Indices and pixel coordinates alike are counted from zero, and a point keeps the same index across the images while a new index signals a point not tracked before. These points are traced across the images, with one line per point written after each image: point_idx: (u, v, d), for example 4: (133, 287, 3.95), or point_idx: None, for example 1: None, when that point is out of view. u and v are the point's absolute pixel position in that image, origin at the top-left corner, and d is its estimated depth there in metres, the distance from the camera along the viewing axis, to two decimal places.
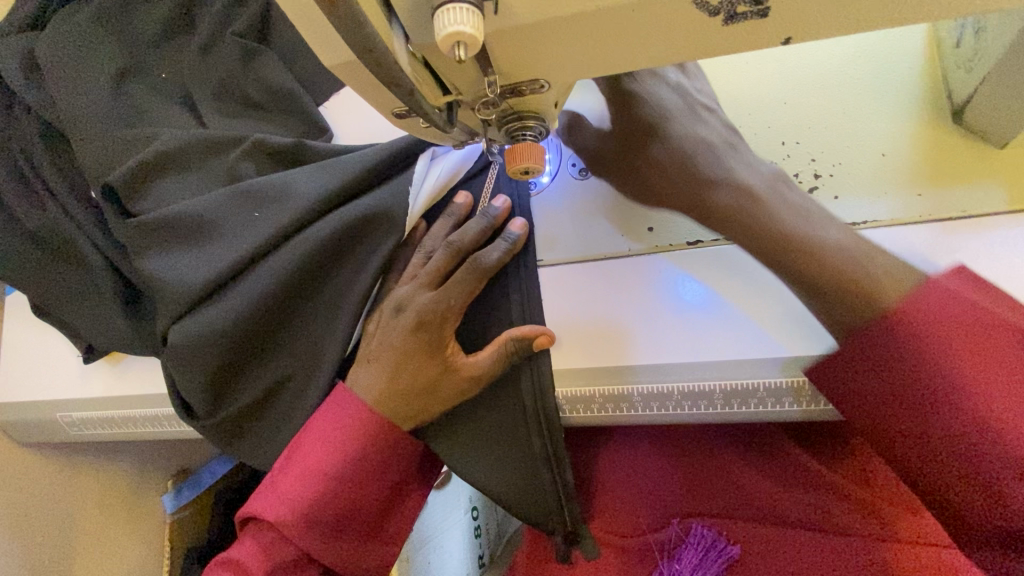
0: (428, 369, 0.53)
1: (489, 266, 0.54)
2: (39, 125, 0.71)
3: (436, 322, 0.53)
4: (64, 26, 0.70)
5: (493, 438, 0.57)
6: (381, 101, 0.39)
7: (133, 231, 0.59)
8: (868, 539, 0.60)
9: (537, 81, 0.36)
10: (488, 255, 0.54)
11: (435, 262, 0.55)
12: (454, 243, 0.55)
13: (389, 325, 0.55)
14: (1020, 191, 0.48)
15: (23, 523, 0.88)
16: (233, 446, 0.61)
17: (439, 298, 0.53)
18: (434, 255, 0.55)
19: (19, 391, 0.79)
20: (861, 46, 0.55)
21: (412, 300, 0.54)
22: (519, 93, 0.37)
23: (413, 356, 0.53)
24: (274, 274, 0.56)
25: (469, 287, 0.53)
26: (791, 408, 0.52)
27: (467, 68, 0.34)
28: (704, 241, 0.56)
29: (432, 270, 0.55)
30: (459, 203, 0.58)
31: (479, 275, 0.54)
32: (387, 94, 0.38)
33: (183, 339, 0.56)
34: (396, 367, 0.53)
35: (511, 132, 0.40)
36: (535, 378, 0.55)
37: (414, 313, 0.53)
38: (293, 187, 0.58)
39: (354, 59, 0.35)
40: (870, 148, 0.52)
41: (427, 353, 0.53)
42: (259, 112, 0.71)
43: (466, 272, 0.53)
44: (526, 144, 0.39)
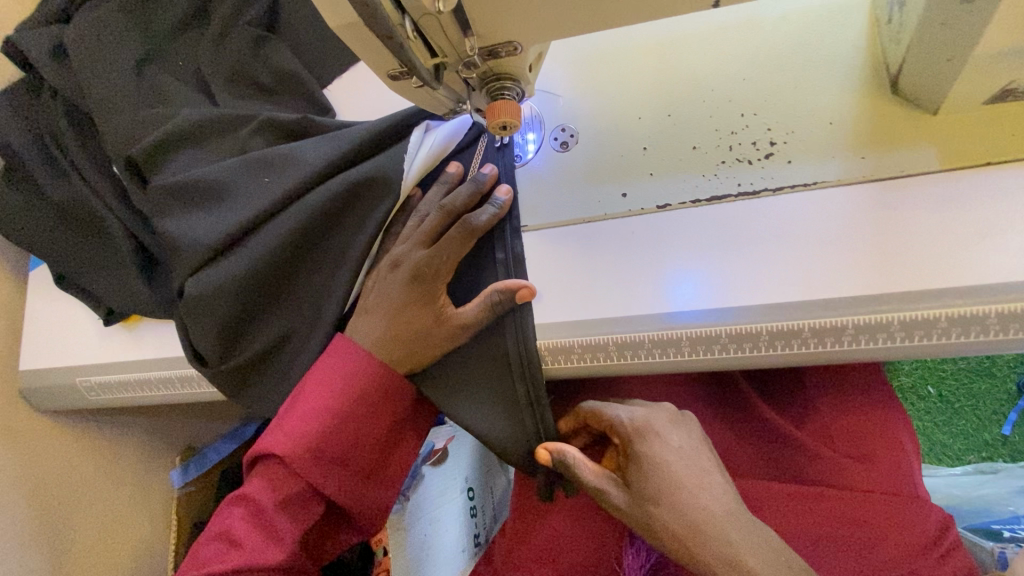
0: (421, 317, 0.59)
1: (478, 227, 0.59)
2: (65, 106, 0.78)
3: (430, 277, 0.59)
4: (91, 17, 0.77)
5: (479, 386, 0.62)
6: (379, 64, 0.46)
7: (156, 195, 0.66)
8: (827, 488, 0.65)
9: (511, 43, 0.43)
10: (478, 217, 0.60)
11: (429, 223, 0.60)
12: (447, 206, 0.61)
13: (387, 279, 0.61)
14: (949, 151, 0.54)
15: (37, 488, 0.91)
16: (240, 393, 0.66)
17: (433, 256, 0.59)
18: (429, 217, 0.61)
19: (39, 357, 0.84)
20: (809, 29, 0.61)
21: (408, 257, 0.60)
22: (496, 54, 0.44)
23: (407, 306, 0.59)
24: (281, 232, 0.62)
25: (459, 245, 0.59)
26: (752, 353, 0.57)
27: (449, 29, 0.41)
28: (672, 205, 0.61)
29: (426, 230, 0.60)
30: (451, 171, 0.64)
31: (469, 235, 0.59)
32: (383, 56, 0.44)
33: (199, 289, 0.62)
34: (393, 315, 0.59)
35: (491, 91, 0.46)
36: (518, 327, 0.61)
37: (409, 269, 0.59)
38: (300, 155, 0.65)
39: (356, 21, 0.41)
40: (818, 117, 0.58)
41: (421, 304, 0.59)
42: (269, 95, 0.77)
43: (458, 232, 0.59)
44: (505, 101, 0.45)
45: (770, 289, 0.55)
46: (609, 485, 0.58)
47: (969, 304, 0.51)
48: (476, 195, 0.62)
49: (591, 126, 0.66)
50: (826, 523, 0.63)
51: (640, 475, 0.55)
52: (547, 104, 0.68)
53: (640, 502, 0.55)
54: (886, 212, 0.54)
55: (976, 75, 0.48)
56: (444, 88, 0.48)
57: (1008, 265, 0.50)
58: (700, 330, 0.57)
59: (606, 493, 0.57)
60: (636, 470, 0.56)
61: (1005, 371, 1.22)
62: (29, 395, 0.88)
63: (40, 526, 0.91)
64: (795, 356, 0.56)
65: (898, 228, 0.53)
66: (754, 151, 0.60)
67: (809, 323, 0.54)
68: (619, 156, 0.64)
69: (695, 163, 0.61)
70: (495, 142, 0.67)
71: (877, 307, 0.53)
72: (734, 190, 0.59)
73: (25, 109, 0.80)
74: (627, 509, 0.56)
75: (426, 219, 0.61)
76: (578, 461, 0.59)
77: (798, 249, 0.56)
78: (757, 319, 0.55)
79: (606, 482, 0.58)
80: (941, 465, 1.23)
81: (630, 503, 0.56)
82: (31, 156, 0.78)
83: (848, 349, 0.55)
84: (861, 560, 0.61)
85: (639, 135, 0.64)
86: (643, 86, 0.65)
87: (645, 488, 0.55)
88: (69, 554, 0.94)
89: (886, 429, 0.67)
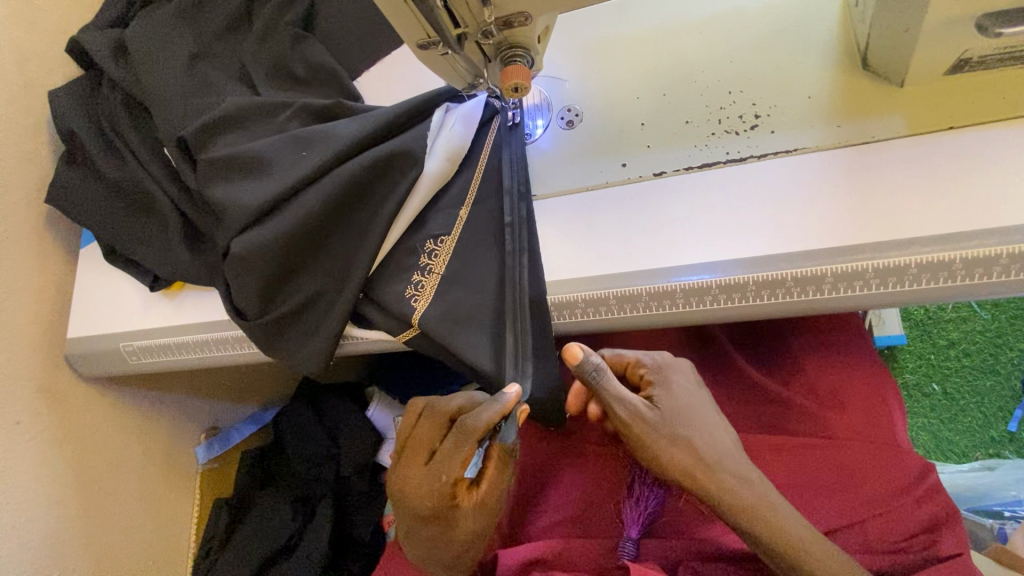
0: (440, 525, 0.60)
1: (474, 432, 0.57)
2: (123, 96, 0.86)
3: (431, 499, 0.58)
4: (150, 16, 0.86)
5: (481, 338, 0.66)
6: (413, 32, 0.56)
7: (204, 167, 0.74)
8: (806, 443, 0.71)
9: (523, 15, 0.54)
10: (472, 419, 0.57)
11: (423, 432, 0.61)
12: (437, 408, 0.62)
13: (399, 510, 0.62)
14: (916, 119, 0.61)
15: (78, 451, 0.95)
16: (274, 346, 0.73)
17: (429, 480, 0.59)
18: (420, 423, 0.62)
19: (88, 325, 0.92)
20: (789, 19, 0.69)
21: (405, 485, 0.60)
22: (511, 25, 0.55)
23: (422, 525, 0.61)
24: (316, 199, 0.68)
25: (456, 456, 0.58)
26: (740, 302, 0.62)
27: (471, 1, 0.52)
28: (667, 173, 0.67)
29: (420, 445, 0.61)
30: (510, 393, 0.58)
31: (465, 439, 0.57)
32: (418, 24, 0.55)
33: (241, 248, 0.69)
34: (415, 530, 0.62)
35: (505, 57, 0.56)
36: (517, 280, 0.67)
37: (410, 499, 0.60)
38: (334, 131, 0.71)
39: None
40: (799, 93, 0.65)
41: (439, 524, 0.60)
42: (304, 85, 0.85)
43: (453, 444, 0.58)
44: (517, 65, 0.56)
45: (754, 244, 0.61)
46: (638, 404, 0.59)
47: (936, 251, 0.56)
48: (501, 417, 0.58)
49: (592, 107, 0.73)
50: (807, 470, 0.70)
51: (668, 398, 0.61)
52: (555, 88, 0.75)
53: (666, 418, 0.59)
54: (858, 174, 0.60)
55: (931, 43, 0.55)
56: (464, 57, 0.59)
57: (969, 216, 0.56)
58: (691, 284, 0.62)
59: (636, 409, 0.59)
60: (666, 392, 0.61)
61: (1009, 369, 1.25)
62: (70, 358, 0.94)
63: (79, 488, 0.94)
64: (779, 305, 0.61)
65: (870, 187, 0.60)
66: (741, 124, 0.66)
67: (791, 272, 0.59)
68: (620, 132, 0.71)
69: (687, 136, 0.68)
70: (506, 122, 0.75)
71: (854, 256, 0.58)
72: (723, 157, 0.65)
73: (87, 100, 0.90)
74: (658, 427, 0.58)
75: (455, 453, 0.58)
76: (608, 374, 0.58)
77: (779, 208, 0.62)
78: (747, 270, 0.61)
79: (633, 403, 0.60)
80: (947, 462, 1.24)
81: (657, 419, 0.59)
82: (91, 140, 0.87)
83: (828, 297, 0.60)
84: (837, 503, 0.68)
85: (638, 114, 0.71)
86: (641, 71, 0.72)
87: (673, 407, 0.60)
88: (102, 518, 0.97)
89: (859, 381, 0.75)
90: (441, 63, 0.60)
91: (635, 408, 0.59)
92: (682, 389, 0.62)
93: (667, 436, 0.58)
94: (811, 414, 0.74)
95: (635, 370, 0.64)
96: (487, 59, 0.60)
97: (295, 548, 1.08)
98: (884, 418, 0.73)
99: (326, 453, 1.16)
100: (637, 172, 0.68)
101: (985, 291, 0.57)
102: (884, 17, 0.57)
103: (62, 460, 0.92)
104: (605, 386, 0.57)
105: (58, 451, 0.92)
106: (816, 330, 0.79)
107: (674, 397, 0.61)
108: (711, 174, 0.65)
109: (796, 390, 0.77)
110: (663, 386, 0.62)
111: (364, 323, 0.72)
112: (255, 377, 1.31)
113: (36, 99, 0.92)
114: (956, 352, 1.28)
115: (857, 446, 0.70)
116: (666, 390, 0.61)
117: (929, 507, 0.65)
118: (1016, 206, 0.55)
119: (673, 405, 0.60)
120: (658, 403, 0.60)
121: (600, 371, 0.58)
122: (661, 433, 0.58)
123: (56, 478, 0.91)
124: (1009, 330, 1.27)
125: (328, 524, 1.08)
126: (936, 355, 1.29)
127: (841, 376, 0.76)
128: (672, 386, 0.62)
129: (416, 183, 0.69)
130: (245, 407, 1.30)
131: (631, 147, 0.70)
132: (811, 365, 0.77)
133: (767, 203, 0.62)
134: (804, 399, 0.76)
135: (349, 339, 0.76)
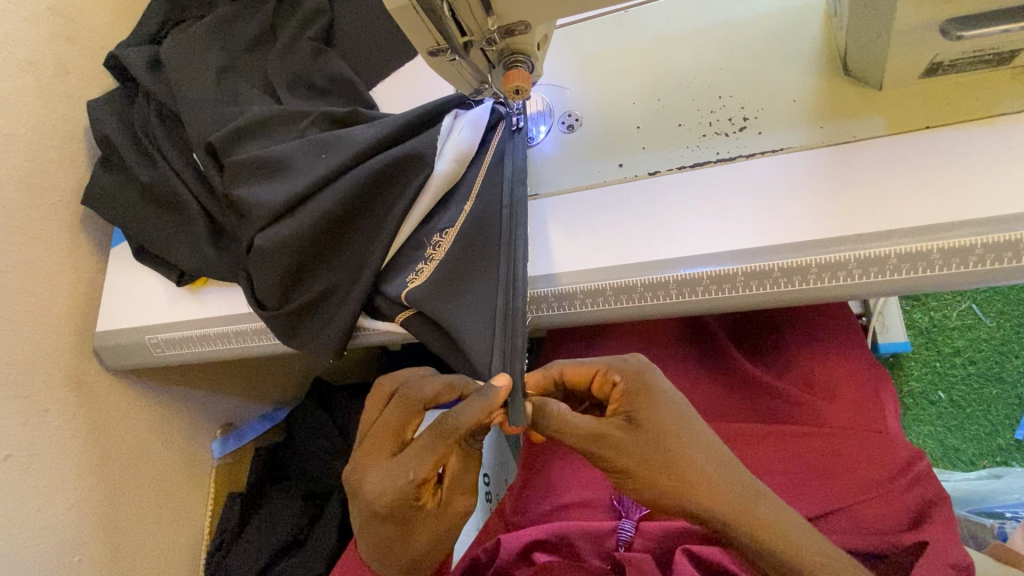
0: (398, 525, 0.58)
1: (456, 431, 0.56)
2: (157, 106, 0.93)
3: (391, 495, 0.56)
4: (183, 33, 0.92)
5: (473, 306, 0.68)
6: (423, 42, 0.62)
7: (232, 169, 0.79)
8: (800, 436, 0.74)
9: (523, 24, 0.60)
10: (455, 418, 0.56)
11: (390, 418, 0.60)
12: (409, 394, 0.60)
13: (356, 504, 0.59)
14: (895, 120, 0.65)
15: (104, 438, 0.99)
16: (292, 336, 0.78)
17: (392, 473, 0.57)
18: (389, 409, 0.60)
19: (117, 319, 0.97)
20: (775, 31, 0.74)
21: (368, 475, 0.58)
22: (512, 33, 0.61)
23: (378, 523, 0.58)
24: (334, 197, 0.73)
25: (425, 451, 0.57)
26: (730, 292, 0.65)
27: (475, 10, 0.58)
28: (661, 172, 0.71)
29: (387, 431, 0.60)
30: (498, 385, 0.56)
31: (442, 437, 0.56)
32: (427, 34, 0.61)
33: (264, 242, 0.74)
34: (368, 527, 0.60)
35: (508, 63, 0.63)
36: (512, 258, 0.69)
37: (368, 494, 0.57)
38: (352, 136, 0.76)
39: (409, 6, 0.58)
40: (785, 98, 0.70)
41: (397, 523, 0.58)
42: (323, 96, 0.91)
43: (426, 439, 0.57)
44: (519, 71, 0.62)
45: (742, 238, 0.65)
46: (612, 428, 0.56)
47: (914, 242, 0.59)
48: (486, 411, 0.55)
49: (591, 112, 0.78)
50: (800, 460, 0.72)
51: (647, 407, 0.56)
52: (556, 96, 0.80)
53: (648, 435, 0.55)
54: (842, 170, 0.64)
55: (904, 46, 0.59)
56: (469, 63, 0.65)
57: (948, 209, 0.59)
58: (684, 275, 0.66)
59: (608, 434, 0.55)
60: (644, 403, 0.56)
61: (1015, 377, 1.26)
62: (100, 351, 0.99)
63: (104, 473, 0.98)
64: (768, 295, 0.65)
65: (852, 184, 0.63)
66: (730, 126, 0.71)
67: (778, 264, 0.63)
68: (618, 136, 0.75)
69: (681, 137, 0.72)
70: (511, 127, 0.79)
71: (837, 247, 0.61)
72: (713, 157, 0.70)
73: (123, 110, 0.97)
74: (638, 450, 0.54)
75: (424, 449, 0.57)
76: (564, 412, 0.56)
77: (767, 204, 0.65)
78: (736, 262, 0.64)
79: (608, 425, 0.56)
80: (954, 470, 1.24)
81: (638, 440, 0.54)
82: (127, 147, 0.93)
83: (815, 287, 0.63)
84: (830, 490, 0.70)
85: (633, 118, 0.75)
86: (638, 80, 0.77)
87: (655, 422, 0.55)
88: (123, 506, 1.00)
89: (850, 373, 0.78)
90: (448, 69, 0.66)
91: (608, 435, 0.55)
92: (664, 397, 0.57)
93: (656, 461, 0.54)
94: (804, 405, 0.77)
95: (605, 380, 0.59)
96: (490, 66, 0.66)
97: (304, 542, 1.11)
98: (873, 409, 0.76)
99: (336, 451, 1.20)
100: (633, 172, 0.73)
101: (967, 281, 0.60)
102: (860, 24, 0.62)
103: (88, 446, 0.96)
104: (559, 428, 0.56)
105: (86, 437, 0.96)
106: (808, 325, 0.82)
107: (654, 409, 0.56)
108: (702, 174, 0.70)
109: (791, 383, 0.80)
110: (645, 398, 0.57)
111: (376, 314, 0.76)
112: (270, 375, 1.36)
113: (76, 108, 0.99)
114: (962, 360, 1.29)
115: (848, 434, 0.73)
116: (646, 401, 0.56)
117: (920, 490, 0.66)
118: (992, 198, 0.58)
119: (653, 420, 0.56)
120: (636, 419, 0.56)
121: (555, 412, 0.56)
122: (641, 454, 0.54)
123: (83, 463, 0.95)
124: (1014, 338, 1.28)
125: (340, 513, 1.11)
126: (942, 362, 1.30)
127: (833, 368, 0.78)
128: (653, 393, 0.57)
129: (426, 181, 0.73)
130: (259, 407, 1.34)
131: (627, 149, 0.74)
132: (805, 359, 0.80)
133: (756, 199, 0.66)
134: (797, 391, 0.79)
135: (362, 331, 0.80)
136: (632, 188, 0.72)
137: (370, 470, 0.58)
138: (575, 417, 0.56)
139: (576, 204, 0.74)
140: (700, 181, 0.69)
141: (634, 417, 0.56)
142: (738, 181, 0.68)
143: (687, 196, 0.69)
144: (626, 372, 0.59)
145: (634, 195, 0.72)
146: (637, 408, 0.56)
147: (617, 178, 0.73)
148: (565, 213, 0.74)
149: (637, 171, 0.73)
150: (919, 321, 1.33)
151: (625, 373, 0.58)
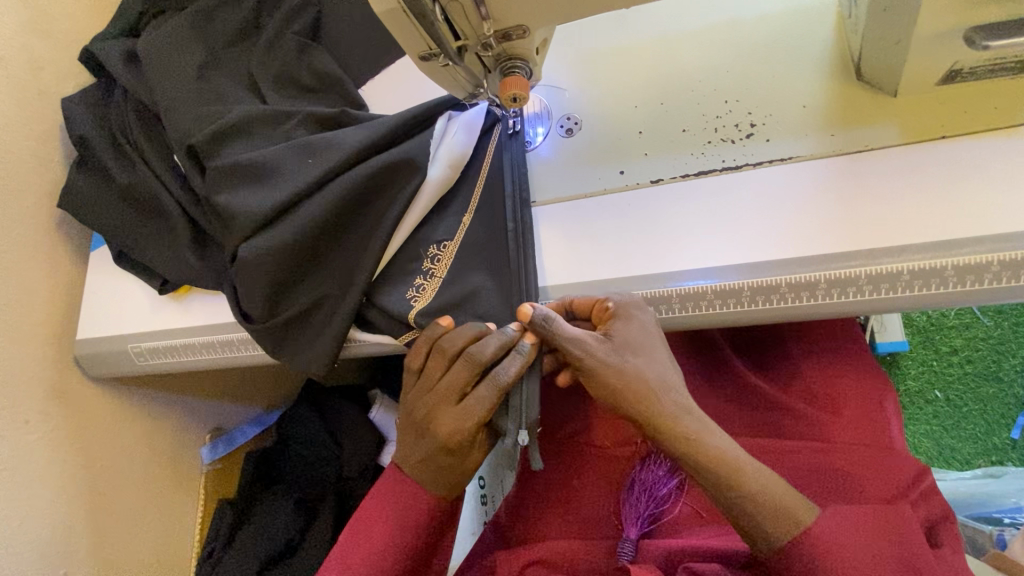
0: (456, 458, 0.64)
1: (504, 383, 0.60)
2: (134, 104, 0.88)
3: (459, 435, 0.61)
4: (161, 26, 0.87)
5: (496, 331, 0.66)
6: (413, 46, 0.58)
7: (214, 174, 0.75)
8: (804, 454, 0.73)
9: (521, 28, 0.56)
10: (503, 371, 0.60)
11: (455, 378, 0.61)
12: (471, 356, 0.61)
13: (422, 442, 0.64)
14: (909, 127, 0.62)
15: (86, 449, 0.95)
16: (278, 350, 0.74)
17: (459, 419, 0.61)
18: (452, 368, 0.61)
19: (97, 327, 0.93)
20: (785, 30, 0.71)
21: (435, 420, 0.62)
22: (509, 37, 0.57)
23: (443, 457, 0.64)
24: (322, 206, 0.69)
25: (488, 404, 0.60)
26: (736, 308, 0.63)
27: (470, 13, 0.55)
28: (664, 179, 0.68)
29: (453, 389, 0.62)
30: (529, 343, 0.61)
31: (494, 388, 0.60)
32: (418, 38, 0.57)
33: (249, 253, 0.70)
34: (431, 462, 0.65)
35: (504, 69, 0.60)
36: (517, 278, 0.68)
37: (438, 436, 0.62)
38: (340, 140, 0.72)
39: (398, 8, 0.55)
40: (795, 102, 0.67)
41: (457, 456, 0.64)
42: (311, 94, 0.87)
43: (483, 391, 0.60)
44: (516, 77, 0.59)
45: (750, 252, 0.62)
46: (589, 337, 0.59)
47: (928, 259, 0.57)
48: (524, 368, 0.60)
49: (590, 116, 0.75)
50: (806, 478, 0.72)
51: (625, 330, 0.60)
52: (554, 98, 0.77)
53: (618, 351, 0.60)
54: (852, 181, 0.62)
55: (922, 53, 0.57)
56: (463, 68, 0.61)
57: (963, 225, 0.57)
58: (686, 290, 0.63)
59: (586, 342, 0.59)
60: (623, 326, 0.60)
61: (1012, 376, 1.25)
62: (79, 360, 0.95)
63: (87, 485, 0.94)
64: (775, 311, 0.62)
65: (864, 197, 0.61)
66: (737, 132, 0.68)
67: (785, 279, 0.60)
68: (619, 141, 0.72)
69: (684, 144, 0.69)
70: (507, 130, 0.76)
71: (847, 262, 0.59)
72: (718, 165, 0.67)
73: (99, 107, 0.92)
74: (608, 359, 0.59)
75: (484, 400, 0.60)
76: (556, 318, 0.59)
77: (775, 216, 0.63)
78: (739, 278, 0.62)
79: (590, 335, 0.60)
80: (950, 469, 1.24)
81: (610, 353, 0.59)
82: (104, 149, 0.89)
83: (824, 303, 0.60)
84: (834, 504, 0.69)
85: (634, 122, 0.72)
86: (640, 80, 0.74)
87: (627, 339, 0.60)
88: (107, 519, 0.97)
89: (853, 385, 0.77)
90: (439, 73, 0.62)
91: (583, 341, 0.59)
92: (644, 324, 0.61)
93: None
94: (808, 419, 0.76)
95: (600, 310, 0.62)
96: (486, 70, 0.63)
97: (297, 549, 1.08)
98: (880, 425, 0.74)
99: (329, 455, 1.17)
100: (636, 180, 0.70)
101: (977, 298, 0.58)
102: (878, 28, 0.59)
103: (67, 458, 0.92)
104: (553, 330, 0.59)
105: (65, 449, 0.92)
106: (810, 336, 0.81)
107: (631, 330, 0.60)
108: (707, 183, 0.66)
109: (795, 397, 0.78)
110: (622, 320, 0.61)
111: (368, 327, 0.73)
112: (260, 378, 1.32)
113: (51, 105, 0.95)
114: (959, 358, 1.28)
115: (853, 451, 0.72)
116: (624, 322, 0.60)
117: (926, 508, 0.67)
118: (1006, 212, 0.56)
119: (629, 338, 0.60)
120: (611, 336, 0.60)
121: (550, 316, 0.60)
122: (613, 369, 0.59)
123: (63, 475, 0.91)
124: (1012, 337, 1.26)
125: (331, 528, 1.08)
126: (939, 361, 1.29)
127: (834, 381, 0.77)
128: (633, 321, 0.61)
129: (420, 183, 0.70)
130: (248, 411, 1.30)
131: (629, 156, 0.71)
132: (810, 372, 0.79)
133: (764, 212, 0.63)
134: (803, 406, 0.77)
135: (353, 342, 0.76)
136: (632, 196, 0.69)
137: (435, 421, 0.62)
138: (567, 325, 0.60)
139: (575, 212, 0.71)
140: (705, 189, 0.66)
141: (612, 334, 0.60)
142: (745, 191, 0.65)
143: (687, 206, 0.66)
144: (618, 300, 0.62)
145: (635, 203, 0.69)
146: (618, 328, 0.60)
147: (620, 185, 0.70)
148: (563, 222, 0.71)
149: (640, 180, 0.69)
150: (918, 320, 1.32)
151: (616, 301, 0.62)
